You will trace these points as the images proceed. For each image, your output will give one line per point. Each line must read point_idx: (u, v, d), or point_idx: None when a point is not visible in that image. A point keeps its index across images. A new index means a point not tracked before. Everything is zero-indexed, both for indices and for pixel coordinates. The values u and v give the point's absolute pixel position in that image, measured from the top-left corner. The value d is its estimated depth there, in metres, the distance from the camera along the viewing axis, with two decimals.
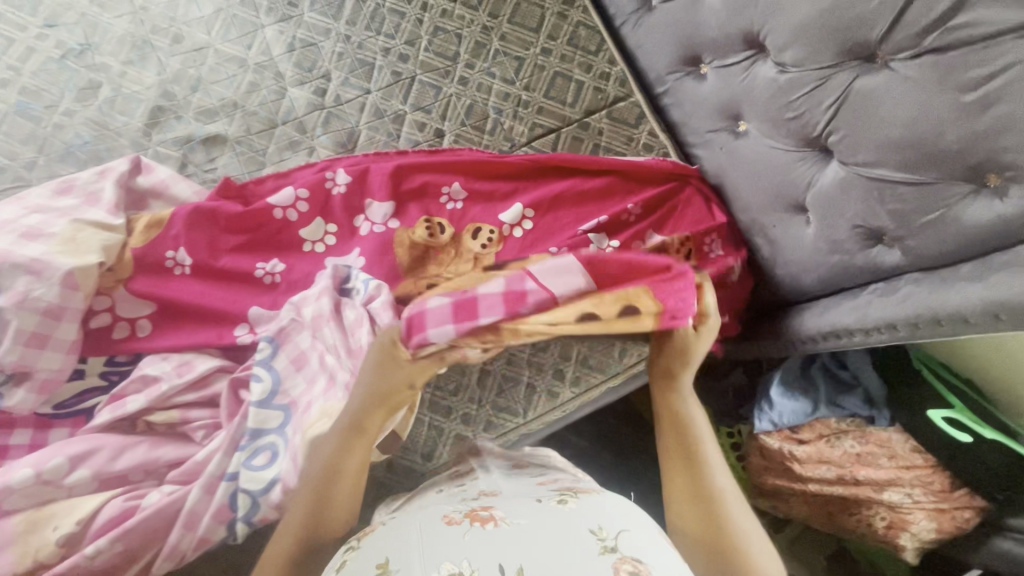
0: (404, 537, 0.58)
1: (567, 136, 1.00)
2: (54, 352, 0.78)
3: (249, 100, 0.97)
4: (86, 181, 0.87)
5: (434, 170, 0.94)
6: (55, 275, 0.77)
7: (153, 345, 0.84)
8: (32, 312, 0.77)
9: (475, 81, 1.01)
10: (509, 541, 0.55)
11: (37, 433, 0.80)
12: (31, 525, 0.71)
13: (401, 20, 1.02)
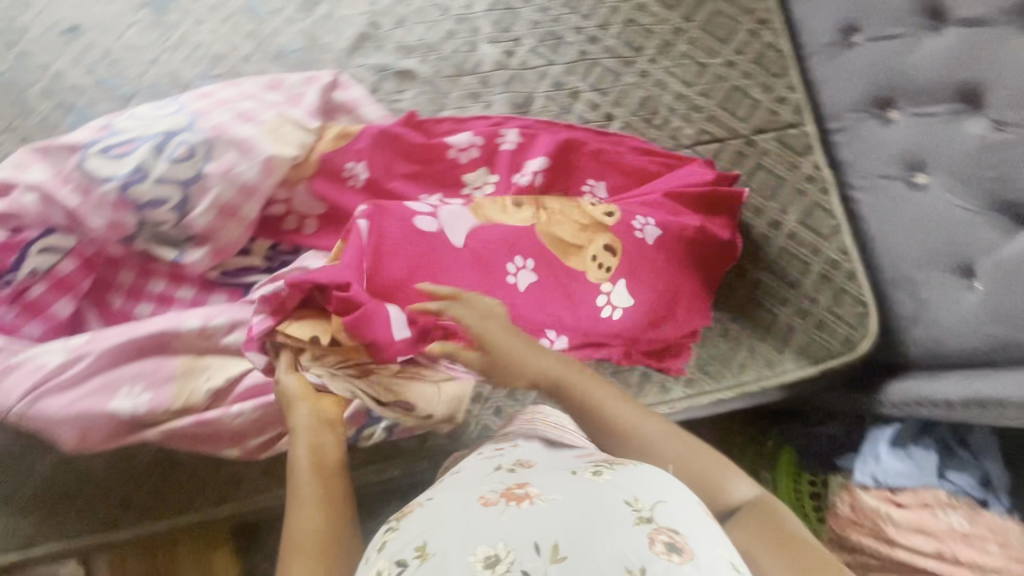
0: (442, 511, 0.57)
1: (731, 149, 1.01)
2: (236, 225, 0.87)
3: (444, 46, 1.03)
4: (294, 83, 0.95)
5: (590, 156, 0.97)
6: (258, 158, 0.85)
7: (318, 243, 0.92)
8: (232, 184, 0.85)
9: (655, 77, 1.04)
10: (546, 520, 0.55)
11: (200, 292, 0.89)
12: (188, 370, 0.78)
13: (599, 5, 1.06)
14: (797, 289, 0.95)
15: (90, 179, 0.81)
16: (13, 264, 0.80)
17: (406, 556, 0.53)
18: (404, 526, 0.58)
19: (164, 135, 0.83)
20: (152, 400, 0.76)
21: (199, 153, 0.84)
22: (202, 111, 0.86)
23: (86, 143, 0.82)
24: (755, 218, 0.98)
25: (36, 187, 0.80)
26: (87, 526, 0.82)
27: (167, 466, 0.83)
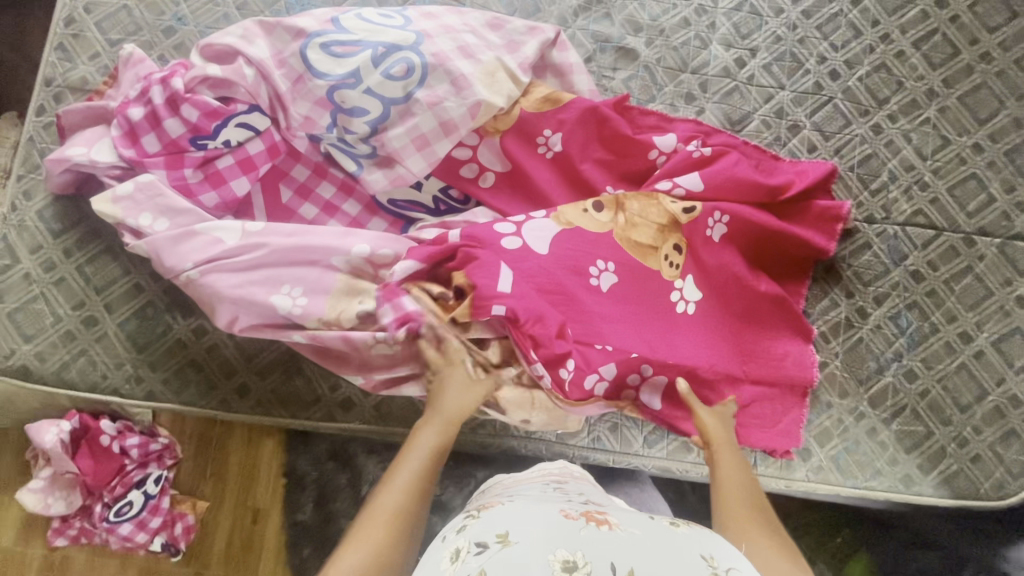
0: (522, 514, 0.56)
1: (945, 241, 0.90)
2: (422, 158, 0.83)
3: (674, 34, 0.94)
4: (516, 29, 0.87)
5: (739, 180, 0.85)
6: (470, 99, 0.81)
7: (488, 200, 0.87)
8: (435, 117, 0.81)
9: (888, 136, 0.93)
10: (622, 546, 0.51)
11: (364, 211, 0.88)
12: (348, 288, 0.78)
13: (854, 39, 0.95)
14: (964, 414, 0.86)
15: (308, 70, 0.79)
16: (213, 130, 0.80)
17: (487, 540, 0.53)
18: (483, 516, 0.58)
19: (387, 47, 0.80)
20: (308, 307, 0.76)
21: (416, 75, 0.80)
22: (426, 33, 0.82)
23: (311, 32, 0.80)
24: (945, 324, 0.89)
25: (253, 62, 0.80)
26: (204, 398, 0.83)
27: (290, 368, 0.84)
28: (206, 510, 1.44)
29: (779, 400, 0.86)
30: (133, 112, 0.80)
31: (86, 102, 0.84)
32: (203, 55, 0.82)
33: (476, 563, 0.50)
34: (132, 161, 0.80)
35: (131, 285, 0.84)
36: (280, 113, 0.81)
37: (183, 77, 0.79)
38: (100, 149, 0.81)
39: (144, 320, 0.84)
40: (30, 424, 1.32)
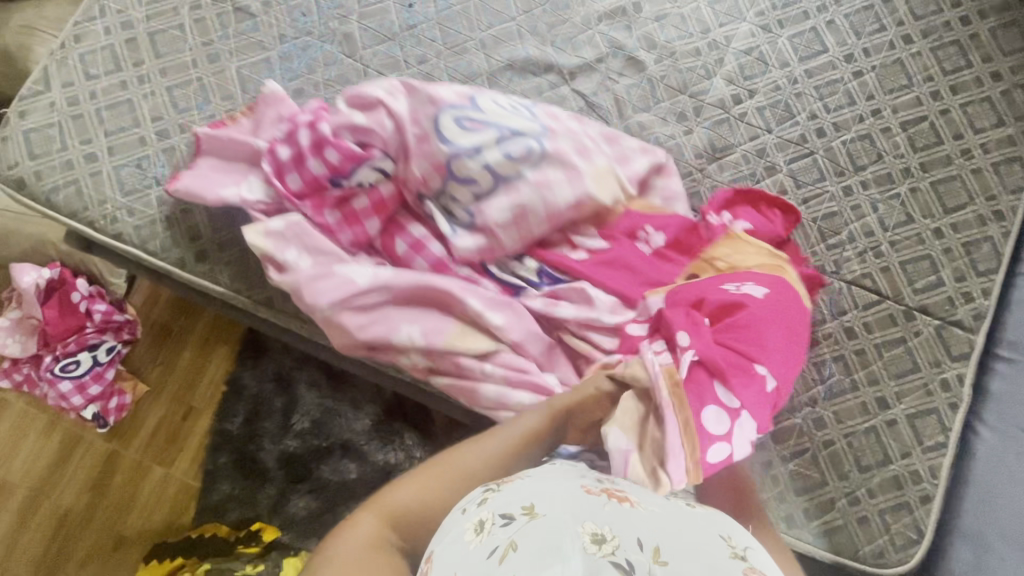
0: (543, 489, 0.60)
1: (886, 308, 0.93)
2: (502, 202, 0.83)
3: (683, 59, 1.02)
4: (629, 145, 0.93)
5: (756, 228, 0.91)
6: (580, 190, 0.84)
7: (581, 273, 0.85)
8: (517, 174, 0.83)
9: (856, 200, 0.98)
10: (642, 520, 0.56)
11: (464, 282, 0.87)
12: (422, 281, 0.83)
13: (847, 106, 1.01)
14: (862, 474, 0.87)
15: (432, 134, 0.82)
16: (350, 170, 0.84)
17: (512, 511, 0.56)
18: (504, 488, 0.61)
19: (512, 132, 0.83)
20: (426, 343, 0.82)
21: (532, 165, 0.83)
22: (550, 130, 0.85)
23: (447, 103, 0.84)
24: (866, 385, 0.91)
25: (395, 117, 0.84)
26: (165, 253, 0.90)
27: (247, 249, 0.90)
28: (145, 394, 1.49)
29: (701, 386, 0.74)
30: (293, 161, 0.85)
31: (232, 136, 0.88)
32: (348, 101, 0.86)
33: (507, 535, 0.53)
34: (280, 195, 0.86)
35: (135, 137, 0.92)
36: (414, 158, 0.84)
37: (330, 123, 0.84)
38: (251, 186, 0.87)
39: (137, 169, 0.91)
40: (15, 263, 1.41)
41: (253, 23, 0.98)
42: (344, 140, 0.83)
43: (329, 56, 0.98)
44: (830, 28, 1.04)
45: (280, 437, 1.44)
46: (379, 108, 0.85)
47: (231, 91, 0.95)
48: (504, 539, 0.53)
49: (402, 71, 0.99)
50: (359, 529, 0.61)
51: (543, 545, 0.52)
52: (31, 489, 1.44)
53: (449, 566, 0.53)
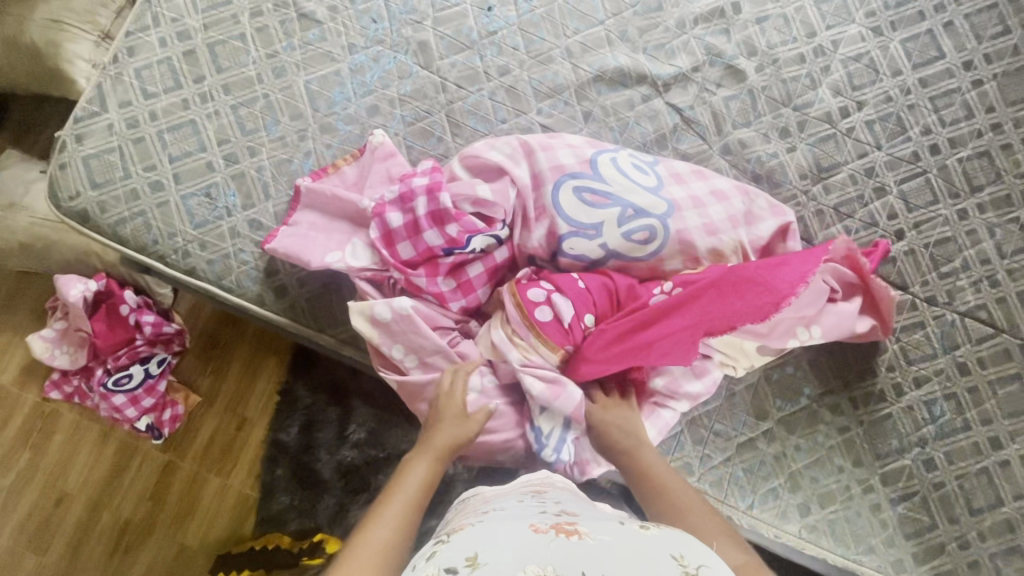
0: (492, 536, 0.57)
1: (1001, 342, 0.88)
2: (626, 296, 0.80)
3: (786, 67, 0.94)
4: (759, 204, 0.86)
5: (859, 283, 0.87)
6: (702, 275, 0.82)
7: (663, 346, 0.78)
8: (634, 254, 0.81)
9: (971, 224, 0.91)
10: (587, 551, 0.53)
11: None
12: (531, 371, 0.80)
13: (964, 119, 0.93)
14: (973, 517, 0.84)
15: (554, 207, 0.80)
16: (466, 242, 0.78)
17: (456, 564, 0.53)
18: (453, 540, 0.59)
19: (636, 210, 0.80)
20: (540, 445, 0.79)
21: (656, 244, 0.81)
22: (677, 203, 0.81)
23: (570, 171, 0.81)
24: (978, 424, 0.86)
25: (517, 184, 0.81)
26: (241, 290, 0.85)
27: (328, 285, 0.85)
28: (197, 405, 1.47)
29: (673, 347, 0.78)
30: (407, 234, 0.80)
31: (337, 194, 0.83)
32: (464, 164, 0.83)
33: None
34: (386, 264, 0.81)
35: (202, 163, 0.86)
36: (536, 230, 0.81)
37: (449, 192, 0.80)
38: (355, 254, 0.82)
39: (206, 199, 0.85)
40: (60, 275, 1.37)
41: (319, 31, 0.90)
42: (463, 210, 0.80)
43: (404, 67, 0.90)
44: (948, 31, 0.94)
45: (337, 448, 1.43)
46: (494, 175, 0.82)
47: (301, 109, 0.88)
48: None
49: (483, 84, 0.91)
50: None
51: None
52: (89, 501, 1.44)
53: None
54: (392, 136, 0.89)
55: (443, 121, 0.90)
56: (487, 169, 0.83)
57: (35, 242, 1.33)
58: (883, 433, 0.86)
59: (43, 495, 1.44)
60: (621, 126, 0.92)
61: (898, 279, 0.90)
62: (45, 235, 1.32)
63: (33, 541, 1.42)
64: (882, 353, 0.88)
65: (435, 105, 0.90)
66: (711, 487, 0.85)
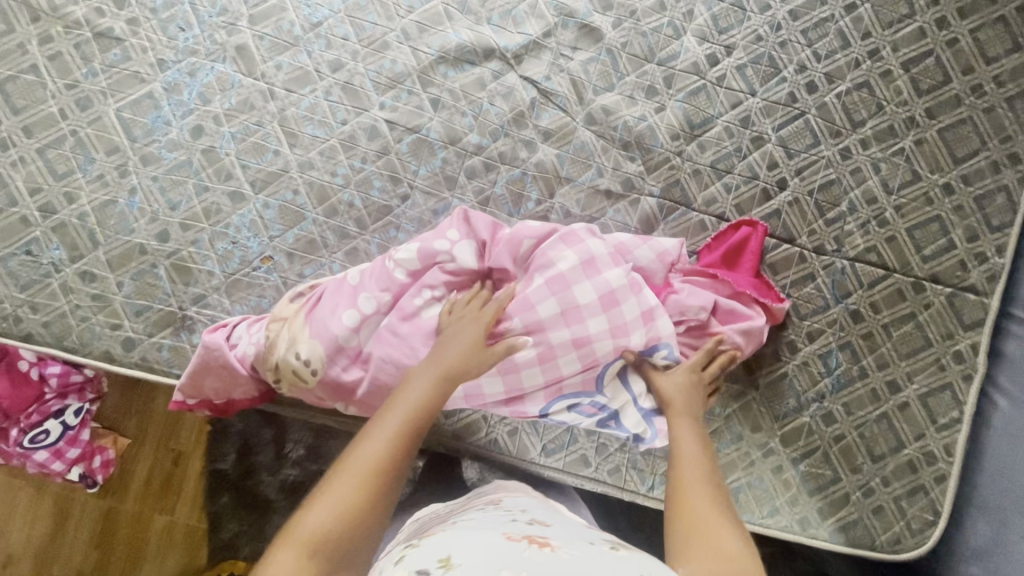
0: (466, 540, 0.50)
1: (893, 283, 0.85)
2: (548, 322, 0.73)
3: (645, 18, 0.86)
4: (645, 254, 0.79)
5: (740, 278, 0.82)
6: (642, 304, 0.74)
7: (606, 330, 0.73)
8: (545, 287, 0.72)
9: (855, 163, 0.86)
10: (561, 565, 0.45)
11: (587, 383, 0.75)
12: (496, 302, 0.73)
13: (840, 50, 0.86)
14: (875, 464, 0.84)
15: (423, 277, 0.74)
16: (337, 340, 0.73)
17: (426, 566, 0.47)
18: (424, 544, 0.51)
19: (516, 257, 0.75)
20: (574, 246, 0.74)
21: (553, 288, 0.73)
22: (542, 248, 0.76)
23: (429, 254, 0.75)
24: (875, 370, 0.85)
25: (381, 273, 0.74)
26: (87, 348, 0.79)
27: (179, 328, 0.79)
28: (128, 446, 1.43)
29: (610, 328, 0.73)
30: (312, 401, 0.78)
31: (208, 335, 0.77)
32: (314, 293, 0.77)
33: None
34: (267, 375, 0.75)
35: (17, 219, 0.78)
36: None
37: (316, 299, 0.76)
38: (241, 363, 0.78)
39: (28, 257, 0.78)
40: None
41: (121, 50, 0.81)
42: (337, 370, 0.74)
43: (224, 78, 0.81)
44: None
45: (277, 468, 1.40)
46: (343, 306, 0.74)
47: (116, 142, 0.80)
48: None
49: (315, 84, 0.82)
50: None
51: None
52: (37, 557, 1.42)
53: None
54: (223, 157, 0.81)
55: (277, 131, 0.82)
56: (337, 294, 0.75)
57: None
58: (781, 393, 0.84)
59: None
60: (474, 109, 0.84)
61: (784, 232, 0.86)
62: None
63: None
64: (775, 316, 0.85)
65: (265, 114, 0.82)
66: (610, 474, 0.83)
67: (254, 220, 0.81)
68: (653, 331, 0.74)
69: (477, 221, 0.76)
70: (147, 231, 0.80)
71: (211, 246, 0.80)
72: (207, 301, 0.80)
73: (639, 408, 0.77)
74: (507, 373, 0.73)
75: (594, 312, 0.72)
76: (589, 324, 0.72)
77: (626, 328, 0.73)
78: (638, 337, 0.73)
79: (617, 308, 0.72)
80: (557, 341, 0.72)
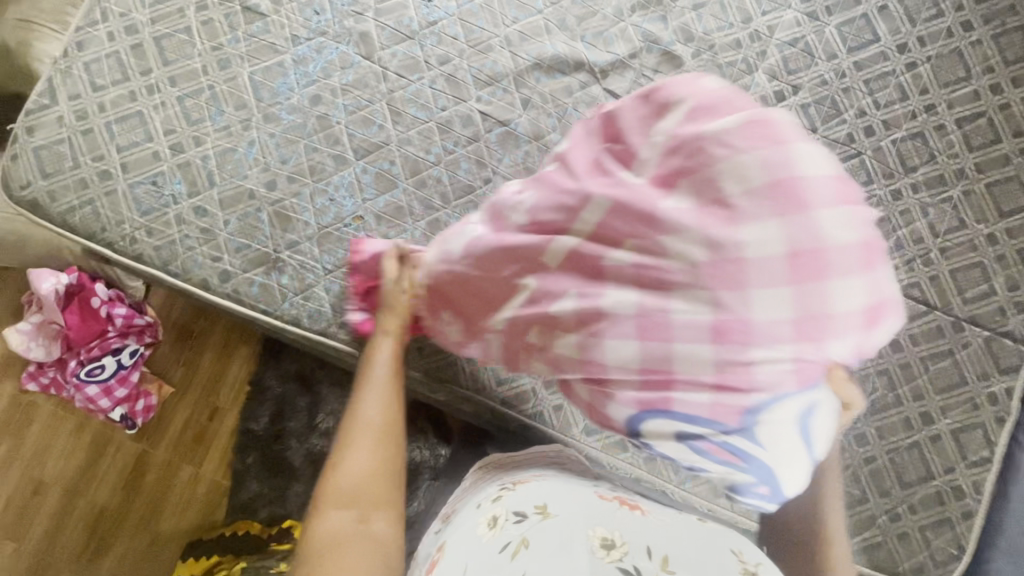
0: (562, 495, 0.62)
1: (933, 319, 0.90)
2: (703, 280, 0.47)
3: (722, 53, 0.95)
4: None
5: None
6: (863, 292, 0.46)
7: (793, 311, 0.46)
8: (710, 213, 0.48)
9: (905, 204, 0.92)
10: (652, 529, 0.57)
11: (723, 411, 0.50)
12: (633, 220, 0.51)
13: (899, 101, 0.94)
14: (904, 490, 0.86)
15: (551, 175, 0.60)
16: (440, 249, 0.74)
17: (524, 510, 0.59)
18: (519, 489, 0.63)
19: (683, 150, 0.51)
20: (774, 139, 0.48)
21: (731, 215, 0.47)
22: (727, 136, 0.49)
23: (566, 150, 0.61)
24: (909, 399, 0.88)
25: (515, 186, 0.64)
26: (187, 275, 0.87)
27: (270, 269, 0.88)
28: (171, 395, 1.49)
29: (795, 311, 0.46)
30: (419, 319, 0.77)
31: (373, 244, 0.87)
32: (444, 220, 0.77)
33: (518, 532, 0.55)
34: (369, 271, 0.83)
35: (149, 153, 0.89)
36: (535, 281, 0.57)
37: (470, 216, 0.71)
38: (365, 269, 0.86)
39: (152, 187, 0.88)
40: (32, 269, 1.39)
41: (263, 24, 0.93)
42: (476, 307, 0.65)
43: (345, 58, 0.92)
44: (883, 14, 0.96)
45: (306, 435, 1.44)
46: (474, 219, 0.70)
47: (245, 99, 0.91)
48: (516, 536, 0.55)
49: (423, 73, 0.93)
50: (328, 524, 0.57)
51: (558, 547, 0.53)
52: (65, 491, 1.46)
53: (461, 552, 0.55)
54: (334, 124, 0.91)
55: (383, 109, 0.92)
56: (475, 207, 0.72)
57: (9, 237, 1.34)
58: None
59: (19, 484, 1.46)
60: (559, 112, 0.93)
61: None
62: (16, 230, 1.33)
63: (11, 528, 1.44)
64: None
65: (377, 93, 0.92)
66: (645, 463, 0.87)
67: (352, 182, 0.90)
68: (863, 334, 0.47)
69: (615, 112, 0.58)
70: (258, 178, 0.89)
71: (311, 200, 0.89)
72: (299, 248, 0.88)
73: (795, 463, 0.54)
74: (591, 345, 0.52)
75: (776, 283, 0.46)
76: (755, 305, 0.46)
77: (828, 320, 0.46)
78: (836, 344, 0.47)
79: (826, 280, 0.46)
80: (693, 317, 0.47)
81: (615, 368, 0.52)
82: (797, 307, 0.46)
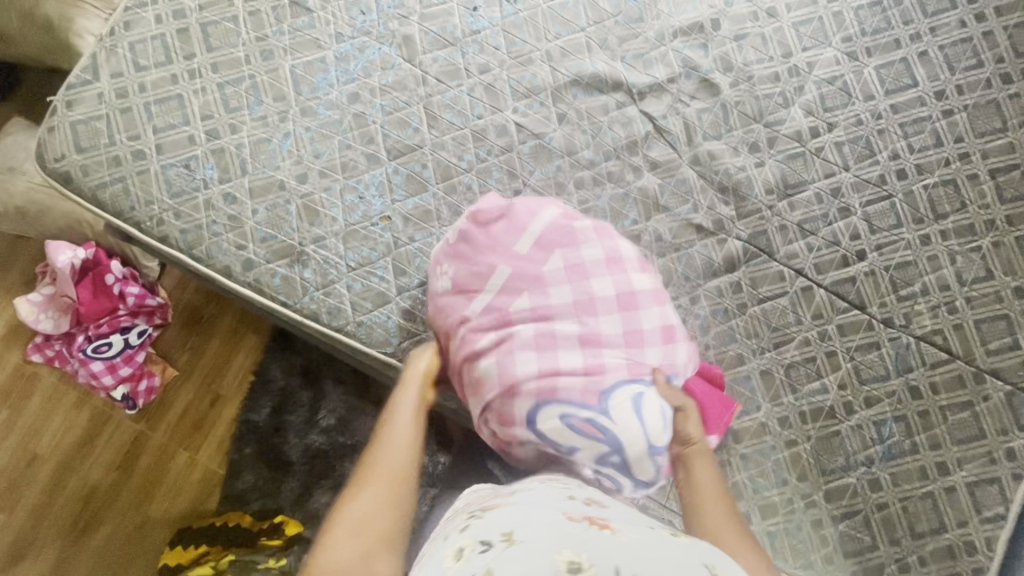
0: (526, 517, 0.53)
1: (955, 369, 0.89)
2: (564, 332, 0.70)
3: (760, 84, 0.96)
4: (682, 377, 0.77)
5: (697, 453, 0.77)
6: (655, 316, 0.74)
7: (615, 342, 0.70)
8: (560, 287, 0.72)
9: (933, 250, 0.92)
10: (620, 546, 0.47)
11: (588, 395, 0.67)
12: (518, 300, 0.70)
13: (933, 147, 0.94)
14: (915, 540, 0.85)
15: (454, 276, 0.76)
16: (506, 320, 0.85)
17: (491, 538, 0.50)
18: (487, 517, 0.55)
19: (528, 249, 0.75)
20: (577, 236, 0.75)
21: (560, 293, 0.72)
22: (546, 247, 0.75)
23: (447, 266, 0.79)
24: (926, 448, 0.87)
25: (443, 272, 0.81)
26: (211, 260, 0.87)
27: (294, 261, 0.88)
28: (174, 378, 1.48)
29: (626, 350, 0.71)
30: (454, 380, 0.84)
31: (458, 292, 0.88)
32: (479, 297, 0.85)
33: (480, 562, 0.47)
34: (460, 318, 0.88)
35: (185, 136, 0.89)
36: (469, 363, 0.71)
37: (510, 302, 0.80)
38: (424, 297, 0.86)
39: (185, 170, 0.88)
40: (49, 240, 1.38)
41: (309, 19, 0.94)
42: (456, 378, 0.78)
43: (387, 59, 0.93)
44: (922, 60, 0.96)
45: (306, 431, 1.41)
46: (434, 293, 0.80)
47: (284, 91, 0.91)
48: (480, 567, 0.46)
49: (462, 80, 0.93)
50: (340, 551, 0.57)
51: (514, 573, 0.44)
52: (59, 467, 1.44)
53: None
54: (370, 123, 0.92)
55: (420, 112, 0.92)
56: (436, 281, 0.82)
57: (32, 207, 1.34)
58: (832, 451, 0.87)
59: (13, 456, 1.44)
60: (594, 129, 0.94)
61: (857, 298, 0.91)
62: (41, 201, 1.34)
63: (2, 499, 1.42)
64: (836, 376, 0.89)
65: (415, 96, 0.93)
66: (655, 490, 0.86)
67: (383, 182, 0.90)
68: (669, 348, 0.73)
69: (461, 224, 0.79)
70: (290, 170, 0.89)
71: (341, 196, 0.89)
72: (325, 243, 0.88)
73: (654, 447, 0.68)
74: (508, 399, 0.69)
75: (609, 313, 0.71)
76: (603, 326, 0.71)
77: (642, 338, 0.71)
78: (651, 351, 0.71)
79: (636, 312, 0.72)
80: (567, 349, 0.70)
81: (520, 416, 0.68)
82: (621, 340, 0.71)
